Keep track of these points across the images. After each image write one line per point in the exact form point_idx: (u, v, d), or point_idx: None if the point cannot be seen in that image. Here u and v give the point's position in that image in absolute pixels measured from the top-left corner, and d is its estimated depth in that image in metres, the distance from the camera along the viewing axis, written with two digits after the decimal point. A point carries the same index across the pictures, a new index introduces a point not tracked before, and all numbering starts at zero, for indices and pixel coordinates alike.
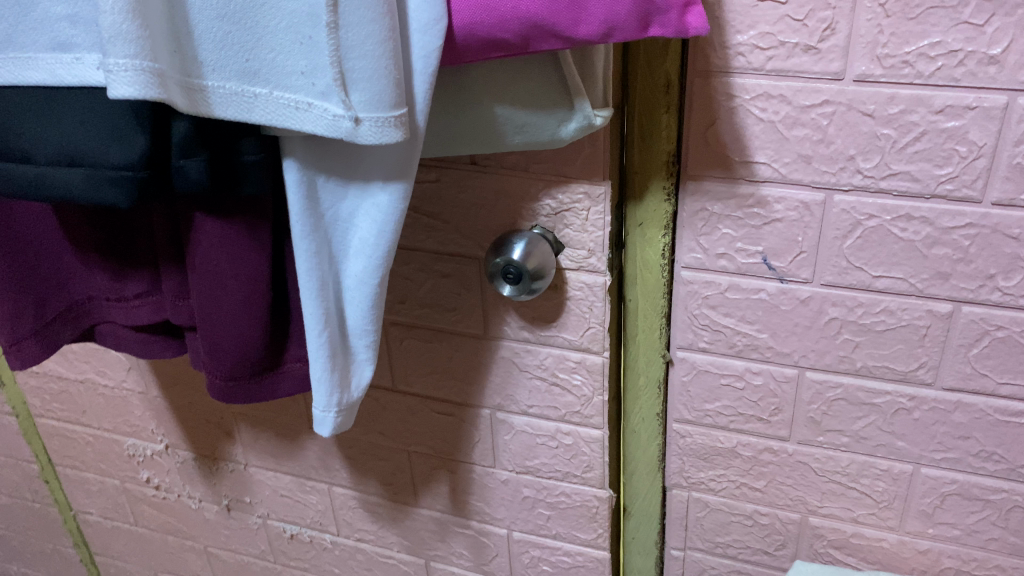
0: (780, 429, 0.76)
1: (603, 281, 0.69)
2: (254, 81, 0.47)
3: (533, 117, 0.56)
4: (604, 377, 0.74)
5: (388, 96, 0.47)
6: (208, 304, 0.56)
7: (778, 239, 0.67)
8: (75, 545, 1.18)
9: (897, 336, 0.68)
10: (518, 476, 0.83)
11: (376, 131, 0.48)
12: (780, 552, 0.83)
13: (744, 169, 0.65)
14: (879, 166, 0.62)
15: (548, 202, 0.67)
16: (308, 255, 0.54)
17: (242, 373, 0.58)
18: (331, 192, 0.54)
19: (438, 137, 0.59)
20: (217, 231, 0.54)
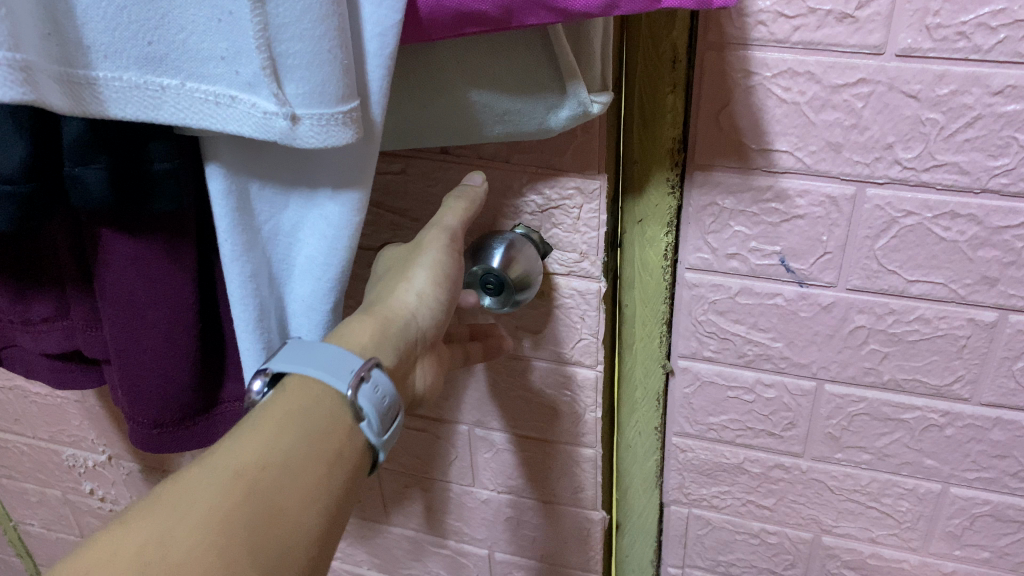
0: (794, 445, 0.68)
1: (597, 288, 0.60)
2: (160, 69, 0.37)
3: (517, 104, 0.46)
4: (597, 393, 0.65)
5: (332, 87, 0.37)
6: (124, 337, 0.48)
7: (799, 238, 0.58)
8: (19, 555, 1.11)
9: (931, 346, 0.60)
10: (499, 495, 0.75)
11: (318, 131, 0.38)
12: (789, 571, 0.76)
13: (761, 158, 0.56)
14: (922, 156, 0.53)
15: (534, 197, 0.57)
16: (243, 278, 0.46)
17: (168, 416, 0.51)
18: (270, 202, 0.45)
19: (398, 129, 0.49)
20: (133, 257, 0.45)
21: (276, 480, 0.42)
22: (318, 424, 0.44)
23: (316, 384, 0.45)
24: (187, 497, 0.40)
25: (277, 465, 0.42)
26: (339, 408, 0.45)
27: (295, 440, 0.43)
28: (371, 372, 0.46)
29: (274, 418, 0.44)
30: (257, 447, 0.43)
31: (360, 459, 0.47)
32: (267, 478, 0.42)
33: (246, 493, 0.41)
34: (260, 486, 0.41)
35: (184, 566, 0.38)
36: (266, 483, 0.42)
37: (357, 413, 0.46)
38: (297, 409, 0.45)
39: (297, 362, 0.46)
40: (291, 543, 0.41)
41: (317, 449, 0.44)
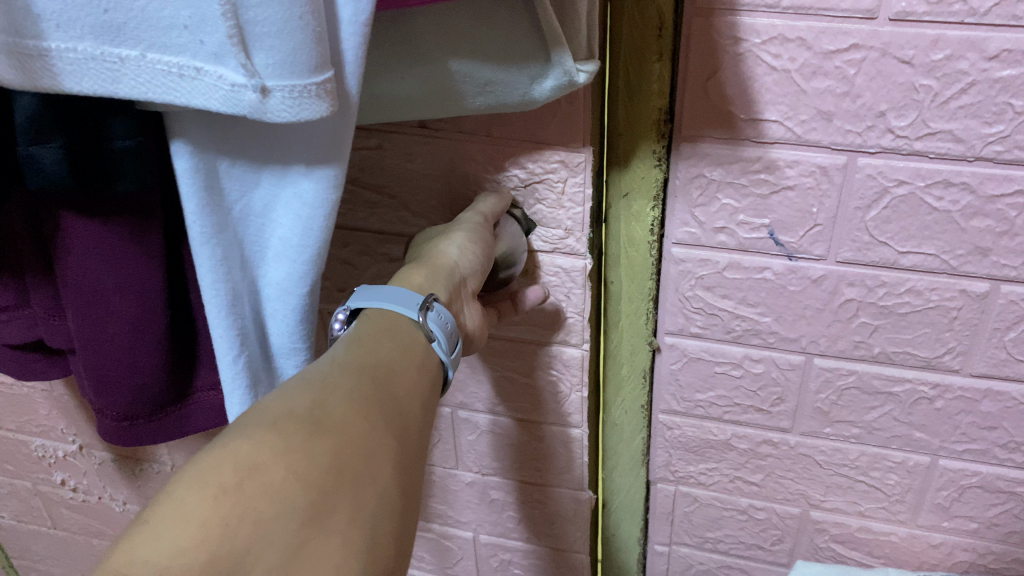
0: (782, 420, 0.67)
1: (582, 265, 0.58)
2: (118, 39, 0.35)
3: (499, 73, 0.44)
4: (584, 371, 0.63)
5: (304, 58, 0.35)
6: (89, 326, 0.47)
7: (788, 210, 0.57)
8: None
9: (922, 318, 0.59)
10: (485, 478, 0.74)
11: (289, 103, 0.36)
12: (777, 547, 0.75)
13: (751, 128, 0.54)
14: (915, 124, 0.51)
15: (517, 172, 0.55)
16: (213, 263, 0.44)
17: (139, 410, 0.51)
18: (241, 182, 0.43)
19: (371, 103, 0.46)
20: (100, 248, 0.44)
21: (389, 371, 0.40)
22: (402, 335, 0.44)
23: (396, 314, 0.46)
24: (311, 380, 0.38)
25: (387, 360, 0.41)
26: (411, 327, 0.45)
27: (391, 345, 0.43)
28: (433, 301, 0.47)
29: (367, 336, 0.43)
30: (359, 347, 0.42)
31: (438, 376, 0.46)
32: (381, 367, 0.40)
33: (368, 374, 0.39)
34: (378, 371, 0.40)
35: (347, 423, 0.35)
36: (383, 369, 0.40)
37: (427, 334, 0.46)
38: (377, 332, 0.44)
39: (362, 298, 0.47)
40: (416, 423, 0.40)
41: (410, 355, 0.43)
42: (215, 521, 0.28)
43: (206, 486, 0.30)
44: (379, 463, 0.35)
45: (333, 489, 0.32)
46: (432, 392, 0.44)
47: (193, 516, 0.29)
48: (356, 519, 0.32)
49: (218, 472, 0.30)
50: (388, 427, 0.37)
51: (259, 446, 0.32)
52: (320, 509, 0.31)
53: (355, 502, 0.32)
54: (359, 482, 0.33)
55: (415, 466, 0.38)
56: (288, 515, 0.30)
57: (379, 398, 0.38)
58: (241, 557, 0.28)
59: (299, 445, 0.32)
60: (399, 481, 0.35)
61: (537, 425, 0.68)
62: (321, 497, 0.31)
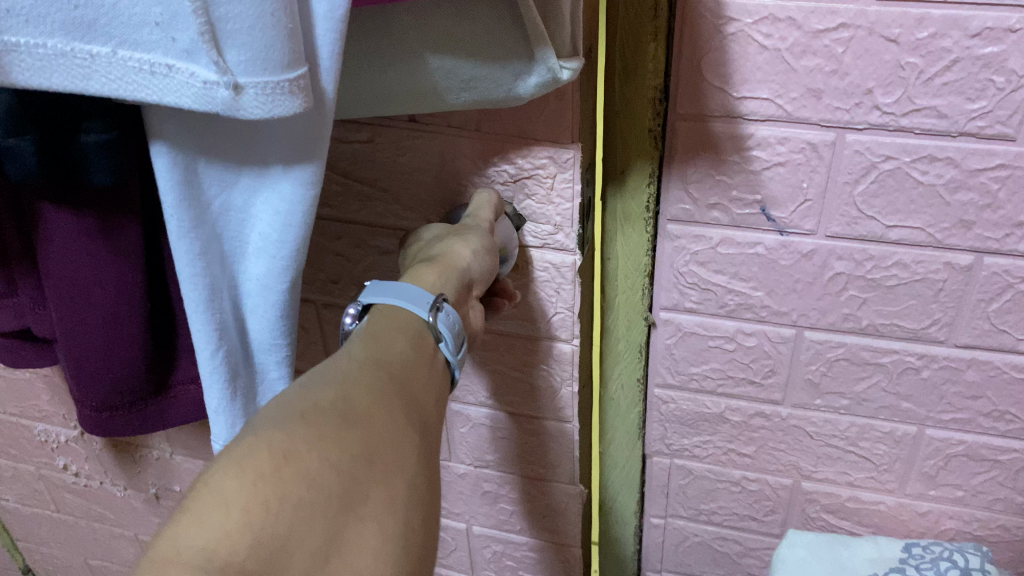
0: (774, 392, 0.69)
1: (572, 261, 0.60)
2: (88, 36, 0.36)
3: (481, 71, 0.46)
4: (573, 366, 0.66)
5: (276, 55, 0.36)
6: (70, 314, 0.51)
7: (780, 185, 0.59)
8: None
9: (909, 290, 0.61)
10: (477, 470, 0.77)
11: (262, 101, 0.37)
12: (769, 517, 0.77)
13: (743, 106, 0.56)
14: (901, 101, 0.53)
15: (506, 168, 0.57)
16: (190, 257, 0.46)
17: (118, 401, 0.56)
18: (222, 180, 0.45)
19: (359, 98, 0.49)
20: (86, 252, 0.48)
21: (404, 365, 0.42)
22: (415, 331, 0.45)
23: (402, 310, 0.46)
24: (332, 375, 0.39)
25: (401, 354, 0.43)
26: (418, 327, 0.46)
27: (405, 342, 0.44)
28: (443, 301, 0.47)
29: (380, 329, 0.44)
30: (374, 343, 0.43)
31: (445, 376, 0.47)
32: (397, 364, 0.42)
33: (385, 371, 0.41)
34: (394, 370, 0.41)
35: (369, 417, 0.37)
36: (399, 368, 0.42)
37: (436, 336, 0.46)
38: (391, 323, 0.45)
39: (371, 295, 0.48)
40: (429, 423, 0.42)
41: (421, 349, 0.45)
42: (258, 505, 0.30)
43: (246, 471, 0.31)
44: (399, 463, 0.36)
45: (361, 480, 0.34)
46: (440, 393, 0.45)
47: (236, 498, 0.30)
48: (381, 510, 0.34)
49: (256, 457, 0.31)
50: (405, 426, 0.38)
51: (294, 433, 0.33)
52: (350, 499, 0.33)
53: (376, 499, 0.34)
54: (382, 474, 0.35)
55: (429, 465, 0.39)
56: (320, 508, 0.32)
57: (396, 398, 0.39)
58: (281, 543, 0.30)
59: (328, 440, 0.34)
60: (416, 480, 0.37)
61: (530, 418, 0.71)
62: (352, 487, 0.33)
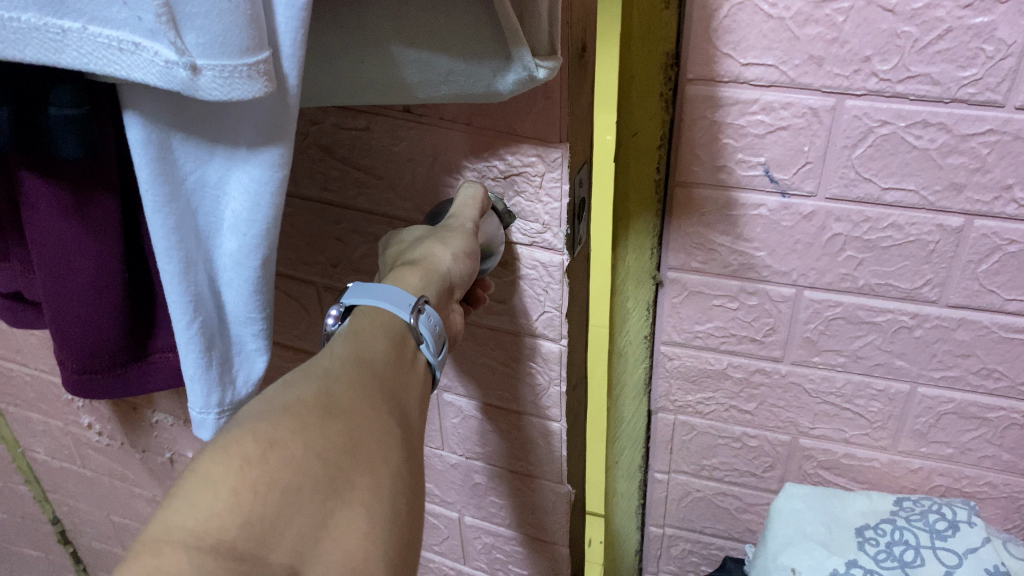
0: (774, 350, 0.73)
1: (559, 261, 0.63)
2: (61, 12, 0.36)
3: (459, 64, 0.47)
4: (560, 365, 0.70)
5: (234, 39, 0.36)
6: (54, 281, 0.53)
7: (782, 149, 0.62)
8: (27, 482, 1.16)
9: (903, 252, 0.64)
10: (468, 461, 0.83)
11: (220, 83, 0.37)
12: (768, 473, 0.81)
13: (749, 72, 0.60)
14: (897, 68, 0.57)
15: (496, 163, 0.61)
16: (166, 230, 0.46)
17: (100, 364, 0.57)
18: (196, 157, 0.45)
19: (334, 87, 0.50)
20: (61, 212, 0.50)
21: (386, 362, 0.45)
22: (397, 332, 0.48)
23: (387, 313, 0.48)
24: (318, 371, 0.42)
25: (384, 352, 0.45)
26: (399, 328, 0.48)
27: (389, 341, 0.46)
28: (424, 305, 0.49)
29: (363, 327, 0.47)
30: (357, 340, 0.45)
31: (427, 378, 0.49)
32: (379, 361, 0.44)
33: (369, 366, 0.43)
34: (378, 366, 0.44)
35: (352, 409, 0.39)
36: (382, 364, 0.44)
37: (416, 338, 0.48)
38: (375, 322, 0.48)
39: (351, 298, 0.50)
40: (412, 417, 0.44)
41: (403, 347, 0.47)
42: (245, 489, 0.33)
43: (232, 457, 0.34)
44: (386, 453, 0.39)
45: (347, 466, 0.37)
46: (422, 392, 0.47)
47: (225, 483, 0.33)
48: (368, 493, 0.37)
49: (242, 446, 0.34)
50: (390, 419, 0.41)
51: (280, 424, 0.36)
52: (335, 484, 0.35)
53: (363, 483, 0.37)
54: (368, 460, 0.38)
55: (415, 456, 0.42)
56: (306, 492, 0.34)
57: (380, 393, 0.42)
58: (268, 523, 0.33)
59: (312, 430, 0.37)
60: (404, 467, 0.40)
61: (519, 414, 0.76)
62: (337, 473, 0.36)
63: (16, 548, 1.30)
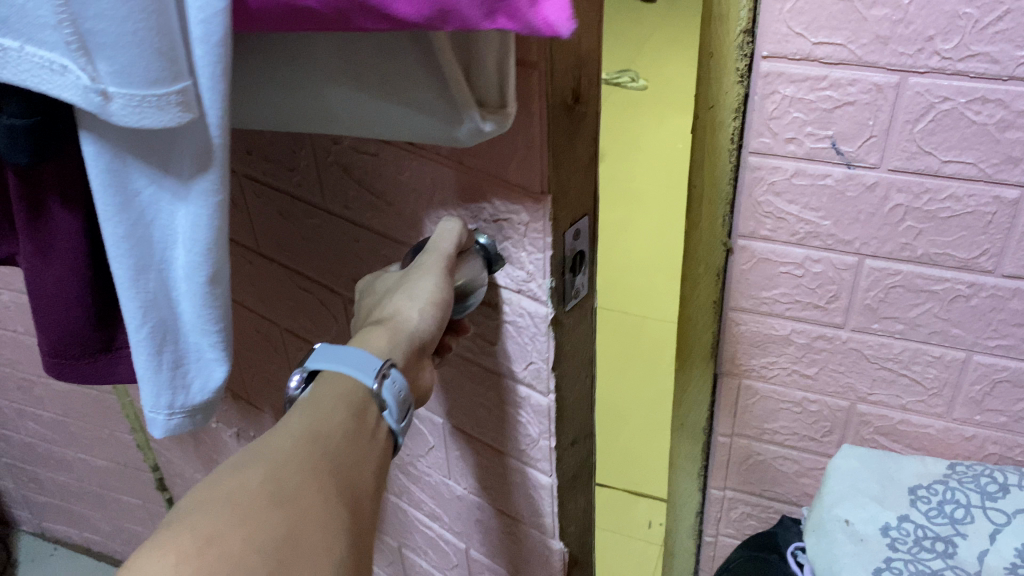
0: (836, 316, 0.78)
1: (544, 312, 0.62)
2: (2, 30, 0.39)
3: (408, 113, 0.47)
4: (549, 420, 0.70)
5: (142, 70, 0.39)
6: (33, 270, 0.58)
7: (849, 122, 0.68)
8: (133, 431, 1.26)
9: (961, 222, 0.69)
10: (471, 494, 0.84)
11: (129, 111, 0.40)
12: (826, 438, 0.86)
13: (820, 50, 0.65)
14: (958, 47, 0.62)
15: (486, 206, 0.60)
16: (117, 238, 0.48)
17: (69, 352, 0.61)
18: (143, 175, 0.46)
19: (304, 114, 0.51)
20: (21, 206, 0.55)
21: (341, 441, 0.46)
22: (358, 400, 0.50)
23: (348, 380, 0.50)
24: (268, 451, 0.44)
25: (340, 428, 0.47)
26: (358, 394, 0.50)
27: (346, 411, 0.48)
28: (389, 368, 0.51)
29: (322, 399, 0.49)
30: (313, 414, 0.47)
31: (387, 447, 0.51)
32: (335, 436, 0.46)
33: (320, 445, 0.45)
34: (330, 443, 0.46)
35: (298, 496, 0.41)
36: (336, 441, 0.46)
37: (381, 403, 0.51)
38: (333, 395, 0.49)
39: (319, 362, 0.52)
40: (364, 493, 0.46)
41: (361, 421, 0.49)
42: None
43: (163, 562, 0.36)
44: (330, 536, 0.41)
45: (289, 560, 0.39)
46: (379, 457, 0.49)
47: None
48: None
49: (177, 548, 0.37)
50: (338, 501, 0.43)
51: (218, 522, 0.39)
52: None
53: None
54: (310, 550, 0.40)
55: (364, 537, 0.44)
56: None
57: (330, 474, 0.44)
58: None
59: (253, 520, 0.39)
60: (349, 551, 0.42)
61: (512, 459, 0.76)
62: (277, 568, 0.38)
63: (118, 496, 1.41)
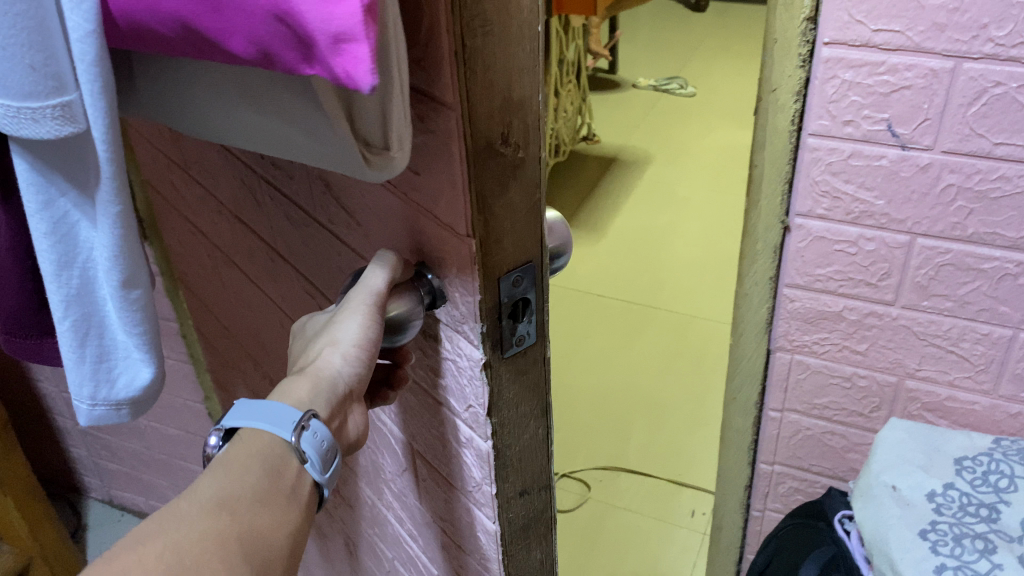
0: (887, 293, 0.82)
1: (478, 358, 0.56)
2: None
3: (302, 147, 0.43)
4: (491, 466, 0.63)
5: (15, 84, 0.41)
6: None
7: (905, 107, 0.72)
8: (206, 399, 1.34)
9: (1011, 203, 0.73)
10: (434, 522, 0.78)
11: (8, 119, 0.42)
12: (875, 413, 0.90)
13: (879, 37, 0.70)
14: (1011, 34, 0.66)
15: (429, 243, 0.54)
16: (43, 236, 0.51)
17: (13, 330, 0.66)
18: (60, 186, 0.49)
19: (228, 134, 0.47)
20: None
21: (253, 503, 0.45)
22: (275, 458, 0.48)
23: (264, 436, 0.48)
24: (167, 528, 0.42)
25: (252, 491, 0.45)
26: (279, 450, 0.48)
27: (260, 473, 0.47)
28: (310, 420, 0.49)
29: (233, 463, 0.46)
30: (223, 481, 0.45)
31: (312, 504, 0.49)
32: (246, 498, 0.45)
33: (228, 513, 0.44)
34: (240, 510, 0.44)
35: (197, 567, 0.41)
36: (246, 509, 0.45)
37: (301, 456, 0.49)
38: (244, 458, 0.47)
39: (236, 418, 0.50)
40: (274, 563, 0.45)
41: (276, 480, 0.47)
42: None
43: None
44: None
45: None
46: (301, 504, 0.48)
47: None
48: None
49: None
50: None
51: None
52: None
53: None
54: None
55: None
56: None
57: (232, 550, 0.42)
58: None
59: None
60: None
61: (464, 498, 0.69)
62: None
63: (186, 464, 1.49)
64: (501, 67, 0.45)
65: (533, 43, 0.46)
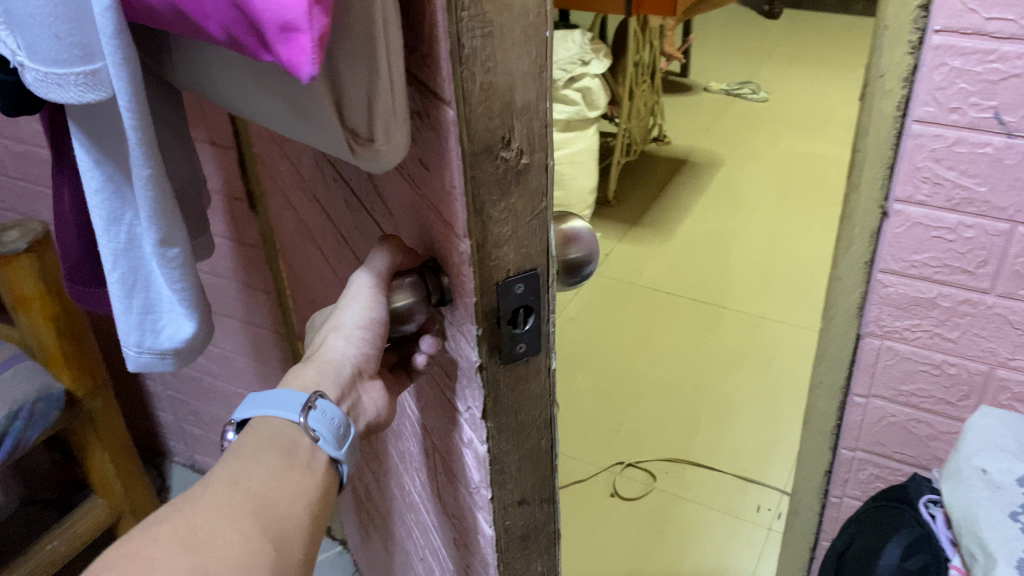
0: (983, 281, 0.83)
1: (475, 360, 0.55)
2: None
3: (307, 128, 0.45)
4: (486, 474, 0.62)
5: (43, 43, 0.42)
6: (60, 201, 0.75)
7: (1012, 94, 0.74)
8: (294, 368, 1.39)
9: None
10: (450, 522, 0.77)
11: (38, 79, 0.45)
12: (962, 402, 0.91)
13: (991, 25, 0.72)
14: None
15: (437, 238, 0.54)
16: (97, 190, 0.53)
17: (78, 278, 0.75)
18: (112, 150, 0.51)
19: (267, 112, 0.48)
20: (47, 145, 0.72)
21: (266, 480, 0.50)
22: (287, 437, 0.53)
23: (275, 417, 0.54)
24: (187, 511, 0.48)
25: (267, 468, 0.51)
26: (291, 430, 0.53)
27: (274, 451, 0.52)
28: (316, 400, 0.54)
29: (246, 446, 0.52)
30: (241, 466, 0.51)
31: (332, 477, 0.54)
32: (260, 476, 0.50)
33: (241, 491, 0.49)
34: (253, 486, 0.50)
35: (217, 538, 0.46)
36: (257, 485, 0.50)
37: (313, 434, 0.54)
38: (258, 440, 0.53)
39: (251, 408, 0.55)
40: (293, 536, 0.49)
41: (290, 456, 0.52)
42: None
43: None
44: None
45: None
46: (321, 483, 0.53)
47: None
48: None
49: None
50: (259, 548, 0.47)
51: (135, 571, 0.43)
52: None
53: None
54: None
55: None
56: None
57: (249, 524, 0.47)
58: None
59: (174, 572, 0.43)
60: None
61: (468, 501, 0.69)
62: None
63: None
64: (504, 69, 0.44)
65: (541, 49, 0.45)
